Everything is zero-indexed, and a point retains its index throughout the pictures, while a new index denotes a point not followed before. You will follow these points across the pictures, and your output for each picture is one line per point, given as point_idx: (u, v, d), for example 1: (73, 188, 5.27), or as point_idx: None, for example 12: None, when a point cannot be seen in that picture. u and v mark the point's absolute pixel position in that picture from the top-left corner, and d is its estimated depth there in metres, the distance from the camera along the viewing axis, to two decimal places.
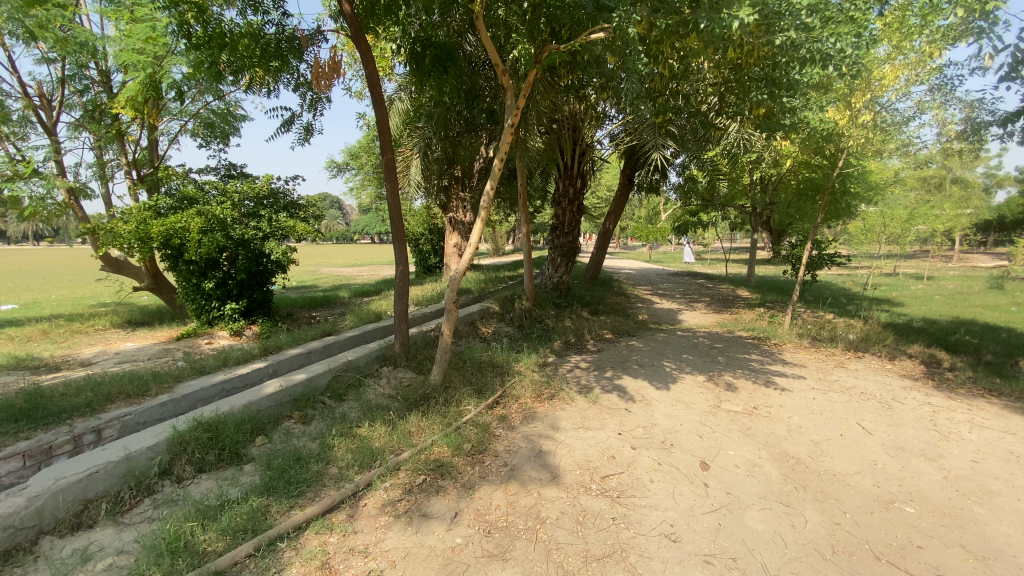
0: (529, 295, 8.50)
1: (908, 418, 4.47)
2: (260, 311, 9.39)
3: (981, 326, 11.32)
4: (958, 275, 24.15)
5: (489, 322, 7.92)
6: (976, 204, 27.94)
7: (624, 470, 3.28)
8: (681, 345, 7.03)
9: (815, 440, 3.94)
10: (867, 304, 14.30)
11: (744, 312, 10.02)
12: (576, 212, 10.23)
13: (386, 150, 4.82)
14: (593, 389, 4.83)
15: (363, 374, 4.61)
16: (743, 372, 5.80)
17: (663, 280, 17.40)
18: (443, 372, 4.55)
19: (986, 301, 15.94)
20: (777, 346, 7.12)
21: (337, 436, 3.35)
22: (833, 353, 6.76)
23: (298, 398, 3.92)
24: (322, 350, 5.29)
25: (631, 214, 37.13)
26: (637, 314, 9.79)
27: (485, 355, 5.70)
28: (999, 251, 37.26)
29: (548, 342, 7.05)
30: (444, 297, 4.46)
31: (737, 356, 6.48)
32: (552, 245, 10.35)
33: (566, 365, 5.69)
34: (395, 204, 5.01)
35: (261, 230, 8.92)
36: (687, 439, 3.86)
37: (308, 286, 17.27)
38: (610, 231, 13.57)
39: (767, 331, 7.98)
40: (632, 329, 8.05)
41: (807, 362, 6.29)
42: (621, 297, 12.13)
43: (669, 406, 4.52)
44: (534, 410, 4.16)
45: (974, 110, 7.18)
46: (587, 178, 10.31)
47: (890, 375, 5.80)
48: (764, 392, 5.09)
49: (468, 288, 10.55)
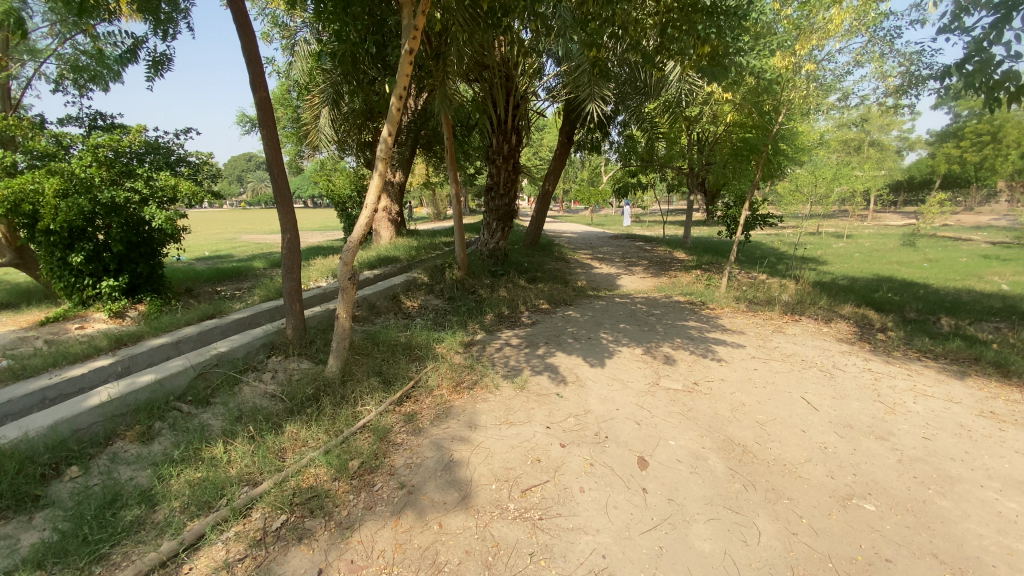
0: (461, 264, 7.80)
1: (852, 389, 4.24)
2: (147, 288, 8.12)
3: (899, 283, 11.79)
4: (873, 233, 25.56)
5: (415, 294, 7.15)
6: (890, 165, 29.55)
7: (549, 479, 2.69)
8: (620, 314, 6.57)
9: (760, 421, 3.56)
10: (797, 263, 14.65)
11: (683, 275, 9.76)
12: (512, 171, 9.43)
13: (257, 87, 3.88)
14: (521, 370, 4.23)
15: (240, 369, 3.81)
16: (683, 342, 5.41)
17: (604, 243, 17.15)
18: (341, 363, 3.79)
19: (902, 257, 16.80)
20: (716, 311, 6.84)
21: (178, 461, 2.58)
22: (772, 315, 6.53)
23: (141, 407, 3.09)
24: (196, 339, 4.40)
25: (571, 176, 36.63)
26: (575, 280, 9.30)
27: (401, 334, 4.97)
28: (907, 211, 40.08)
29: (477, 315, 6.39)
30: (337, 271, 3.61)
31: (677, 324, 6.11)
32: (487, 207, 9.56)
33: (495, 342, 5.07)
34: (275, 156, 4.05)
35: (138, 193, 7.57)
36: (622, 427, 3.34)
37: (222, 255, 15.58)
38: (550, 193, 12.89)
39: (705, 295, 7.73)
40: (570, 297, 7.55)
41: (747, 327, 6.01)
42: (560, 262, 11.61)
43: (604, 387, 4.00)
44: (450, 403, 3.52)
45: (913, 64, 6.99)
46: (522, 134, 9.49)
47: (828, 340, 5.62)
48: (706, 364, 4.70)
49: (395, 257, 9.63)
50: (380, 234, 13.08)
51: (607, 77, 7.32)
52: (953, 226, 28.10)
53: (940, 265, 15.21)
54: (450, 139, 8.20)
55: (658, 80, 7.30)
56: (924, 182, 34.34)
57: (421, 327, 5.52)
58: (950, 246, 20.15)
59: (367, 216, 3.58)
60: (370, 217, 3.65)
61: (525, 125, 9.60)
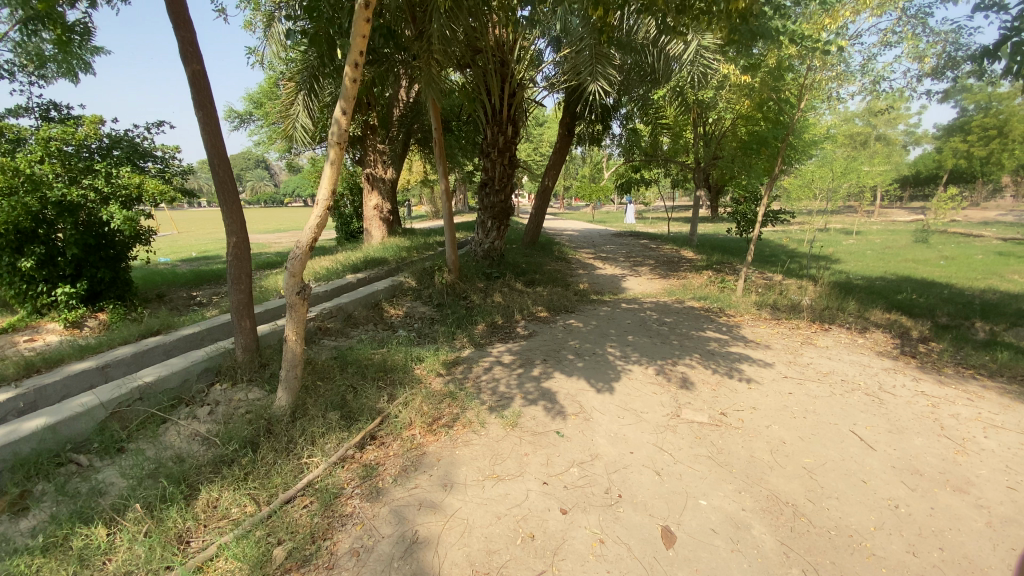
0: (452, 267, 7.11)
1: (908, 418, 3.55)
2: (110, 294, 7.44)
3: (921, 283, 11.07)
4: (882, 230, 24.86)
5: (401, 301, 6.46)
6: (898, 159, 28.81)
7: (546, 568, 2.02)
8: (628, 323, 5.86)
9: (808, 469, 2.88)
10: (809, 262, 13.96)
11: (694, 277, 9.05)
12: (508, 165, 8.67)
13: (187, 59, 3.23)
14: (513, 398, 3.54)
15: (168, 405, 3.17)
16: (701, 358, 4.69)
17: (607, 242, 16.44)
18: (293, 398, 3.13)
19: (917, 255, 16.08)
20: (735, 319, 6.12)
21: (39, 553, 1.94)
22: (798, 323, 5.82)
23: (20, 466, 2.46)
24: (129, 362, 3.76)
25: (573, 174, 35.93)
26: (577, 283, 8.58)
27: (375, 353, 4.29)
28: (914, 206, 39.22)
29: (467, 325, 5.68)
30: (284, 284, 2.90)
31: (692, 335, 5.40)
32: (481, 205, 8.85)
33: (484, 359, 4.36)
34: (214, 143, 3.35)
35: (96, 190, 6.87)
36: (638, 481, 2.67)
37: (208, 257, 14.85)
38: (550, 188, 12.18)
39: (720, 300, 7.02)
40: (571, 303, 6.85)
41: (772, 339, 5.30)
42: (561, 262, 10.91)
43: (614, 420, 3.32)
44: (422, 448, 2.82)
45: (951, 42, 6.27)
46: (519, 125, 8.72)
47: (866, 354, 4.91)
48: (731, 388, 4.00)
49: (383, 259, 8.94)
50: (370, 233, 12.38)
51: (611, 53, 6.56)
52: (964, 222, 27.33)
53: (958, 263, 14.50)
54: (439, 130, 7.42)
55: (668, 56, 6.55)
56: (931, 178, 33.64)
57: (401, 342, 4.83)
58: (964, 242, 19.45)
59: (318, 215, 2.83)
60: (322, 217, 2.87)
61: (522, 115, 8.85)
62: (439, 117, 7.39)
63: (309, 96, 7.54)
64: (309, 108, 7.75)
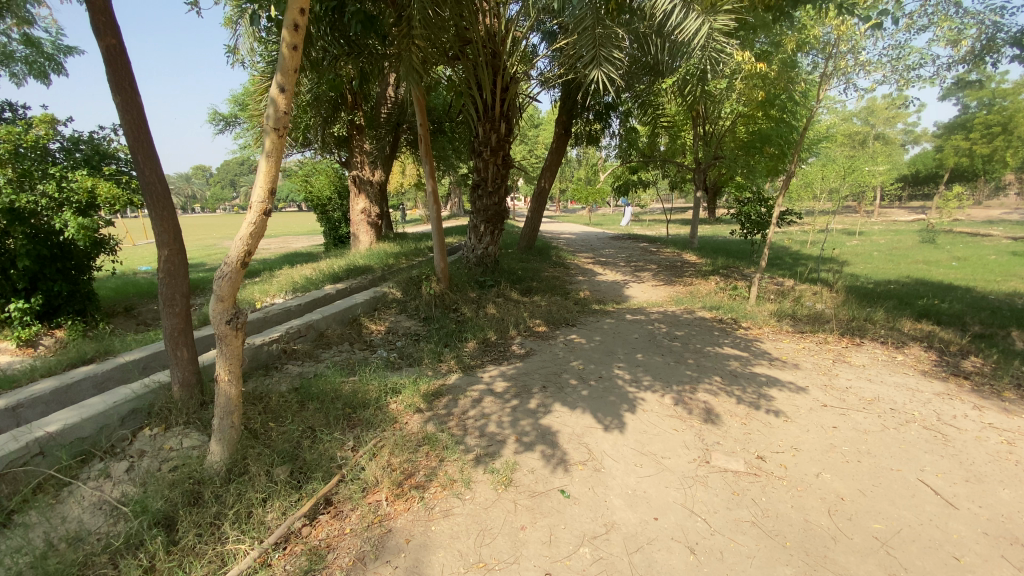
0: (442, 276, 6.49)
1: (982, 462, 2.95)
2: (69, 309, 6.71)
3: (937, 285, 10.54)
4: (885, 230, 24.40)
5: (384, 315, 5.81)
6: (897, 159, 28.39)
7: None
8: (636, 339, 5.23)
9: (881, 540, 2.30)
10: (816, 265, 13.41)
11: (701, 284, 8.44)
12: (501, 164, 8.05)
13: (99, 30, 2.60)
14: (507, 441, 2.91)
15: (77, 461, 2.55)
16: (724, 382, 4.07)
17: (606, 245, 15.86)
18: (231, 452, 2.51)
19: (926, 256, 15.55)
20: (755, 332, 5.50)
21: None
22: (826, 338, 5.20)
23: None
24: (47, 401, 3.13)
25: (568, 176, 35.44)
26: (577, 291, 7.98)
27: (344, 384, 3.66)
28: (913, 205, 38.76)
29: (456, 343, 5.04)
30: (211, 311, 2.26)
31: (710, 352, 4.78)
32: (474, 208, 8.24)
33: (473, 388, 3.74)
34: (136, 136, 2.74)
35: (49, 196, 6.18)
36: (667, 564, 2.05)
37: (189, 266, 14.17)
38: (547, 190, 11.60)
39: (735, 309, 6.43)
40: (572, 314, 6.25)
41: (799, 357, 4.70)
42: (560, 268, 10.30)
43: (631, 471, 2.70)
44: (387, 524, 2.21)
45: (994, 21, 5.71)
46: (513, 123, 8.09)
47: (910, 374, 4.32)
48: (764, 423, 3.37)
49: (369, 267, 8.31)
50: (358, 238, 11.77)
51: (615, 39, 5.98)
52: (966, 221, 26.88)
53: (969, 264, 13.97)
54: (424, 126, 6.55)
55: (677, 42, 5.98)
56: (930, 178, 33.23)
57: (378, 367, 4.20)
58: (971, 242, 18.95)
59: (252, 222, 2.20)
60: (259, 225, 2.24)
61: (516, 112, 8.23)
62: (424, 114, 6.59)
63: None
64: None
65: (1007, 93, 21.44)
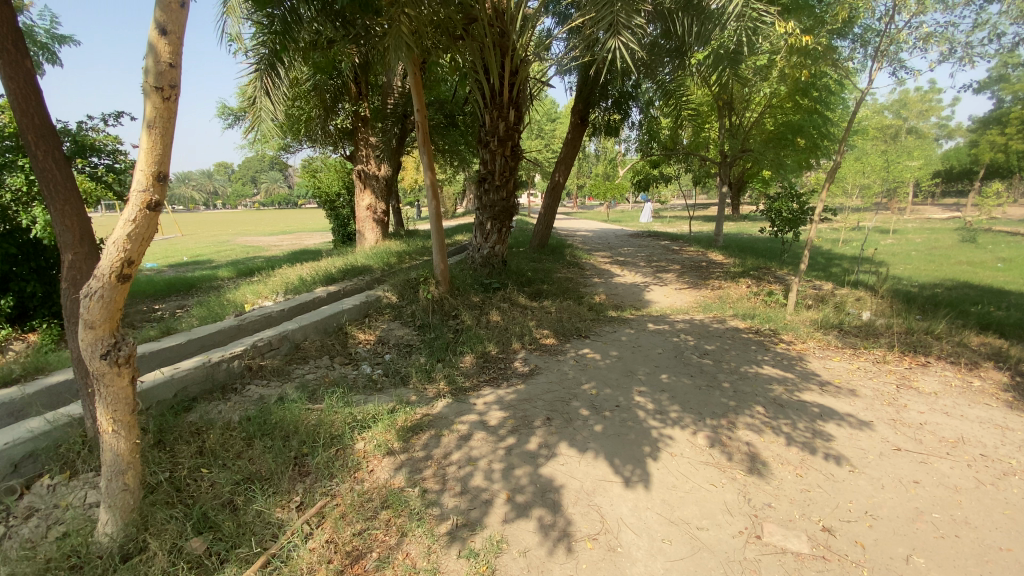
0: (441, 278, 5.86)
1: None
2: (45, 312, 6.28)
3: (986, 289, 9.62)
4: (919, 228, 23.15)
5: (374, 322, 5.21)
6: (933, 153, 26.91)
7: None
8: (659, 355, 4.52)
9: None
10: (850, 265, 12.47)
11: (730, 288, 7.66)
12: (510, 156, 7.38)
13: None
14: (493, 504, 2.26)
15: None
16: (768, 414, 3.36)
17: (624, 243, 15.12)
18: (125, 524, 1.94)
19: (970, 256, 14.43)
20: (798, 348, 4.75)
21: None
22: (885, 355, 4.41)
23: None
24: None
25: (586, 172, 34.66)
26: (593, 295, 7.30)
27: (307, 412, 3.06)
28: (947, 203, 36.99)
29: (451, 357, 4.41)
30: (82, 343, 1.67)
31: (747, 374, 4.05)
32: (480, 203, 7.60)
33: (462, 419, 3.09)
34: (24, 110, 2.18)
35: (18, 190, 5.73)
36: None
37: (194, 265, 13.82)
38: (561, 184, 10.92)
39: (771, 318, 5.68)
40: (587, 323, 5.57)
41: (856, 381, 3.96)
42: (574, 269, 9.60)
43: (655, 553, 2.03)
44: None
45: None
46: (523, 110, 7.41)
47: (996, 405, 3.55)
48: (826, 476, 2.66)
49: (368, 267, 7.75)
50: (364, 236, 11.25)
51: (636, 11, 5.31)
52: (1006, 219, 25.39)
53: (1020, 265, 12.83)
54: (423, 107, 5.60)
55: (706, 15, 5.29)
56: (966, 175, 31.60)
57: (355, 389, 3.58)
58: (1017, 241, 17.65)
59: (130, 221, 1.60)
60: (145, 224, 1.65)
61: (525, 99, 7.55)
62: (423, 96, 5.66)
63: (268, 76, 6.25)
64: (271, 96, 6.46)
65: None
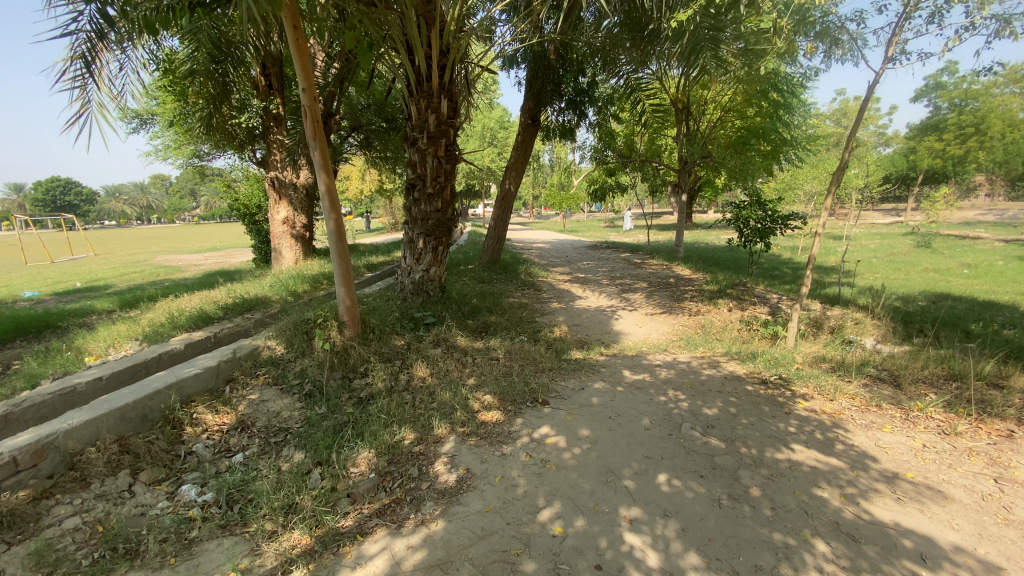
0: (346, 319, 4.26)
1: None
2: None
3: (966, 301, 8.91)
4: (870, 234, 23.16)
5: (239, 390, 3.64)
6: (875, 160, 27.40)
7: None
8: (651, 431, 3.16)
9: None
10: (821, 277, 11.67)
11: (711, 314, 6.44)
12: (445, 157, 5.93)
13: None
14: None
15: None
16: (842, 564, 2.05)
17: (583, 256, 13.99)
18: None
19: (933, 263, 13.99)
20: (829, 410, 3.48)
21: None
22: (951, 424, 3.22)
23: None
24: None
25: (541, 181, 33.69)
26: (552, 327, 5.92)
27: None
28: (885, 209, 38.18)
29: (339, 452, 2.88)
30: None
31: (783, 469, 2.74)
32: (410, 216, 6.11)
33: None
34: None
35: None
36: None
37: (81, 294, 11.56)
38: (512, 193, 9.57)
39: (778, 359, 4.44)
40: (545, 375, 4.16)
41: (935, 473, 2.72)
42: (529, 291, 8.21)
43: None
44: None
45: None
46: (460, 101, 5.99)
47: None
48: None
49: (269, 300, 6.11)
50: (281, 255, 9.49)
51: None
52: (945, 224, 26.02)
53: (984, 271, 12.41)
54: (309, 86, 4.05)
55: None
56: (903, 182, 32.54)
57: (133, 566, 2.08)
58: (967, 246, 17.63)
59: None
60: None
61: (461, 88, 6.13)
62: (309, 67, 4.07)
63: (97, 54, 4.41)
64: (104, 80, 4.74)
65: (982, 92, 20.53)
